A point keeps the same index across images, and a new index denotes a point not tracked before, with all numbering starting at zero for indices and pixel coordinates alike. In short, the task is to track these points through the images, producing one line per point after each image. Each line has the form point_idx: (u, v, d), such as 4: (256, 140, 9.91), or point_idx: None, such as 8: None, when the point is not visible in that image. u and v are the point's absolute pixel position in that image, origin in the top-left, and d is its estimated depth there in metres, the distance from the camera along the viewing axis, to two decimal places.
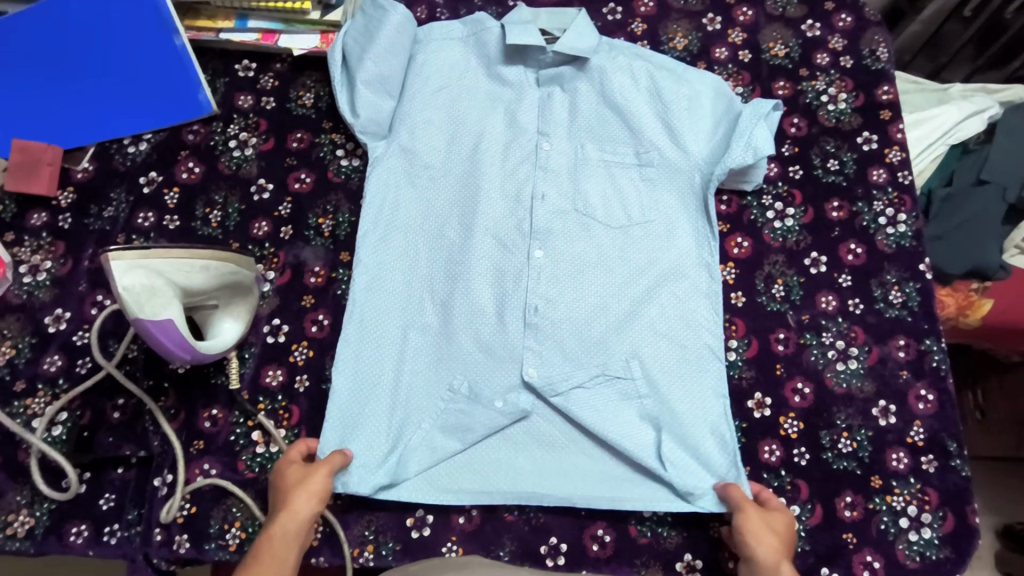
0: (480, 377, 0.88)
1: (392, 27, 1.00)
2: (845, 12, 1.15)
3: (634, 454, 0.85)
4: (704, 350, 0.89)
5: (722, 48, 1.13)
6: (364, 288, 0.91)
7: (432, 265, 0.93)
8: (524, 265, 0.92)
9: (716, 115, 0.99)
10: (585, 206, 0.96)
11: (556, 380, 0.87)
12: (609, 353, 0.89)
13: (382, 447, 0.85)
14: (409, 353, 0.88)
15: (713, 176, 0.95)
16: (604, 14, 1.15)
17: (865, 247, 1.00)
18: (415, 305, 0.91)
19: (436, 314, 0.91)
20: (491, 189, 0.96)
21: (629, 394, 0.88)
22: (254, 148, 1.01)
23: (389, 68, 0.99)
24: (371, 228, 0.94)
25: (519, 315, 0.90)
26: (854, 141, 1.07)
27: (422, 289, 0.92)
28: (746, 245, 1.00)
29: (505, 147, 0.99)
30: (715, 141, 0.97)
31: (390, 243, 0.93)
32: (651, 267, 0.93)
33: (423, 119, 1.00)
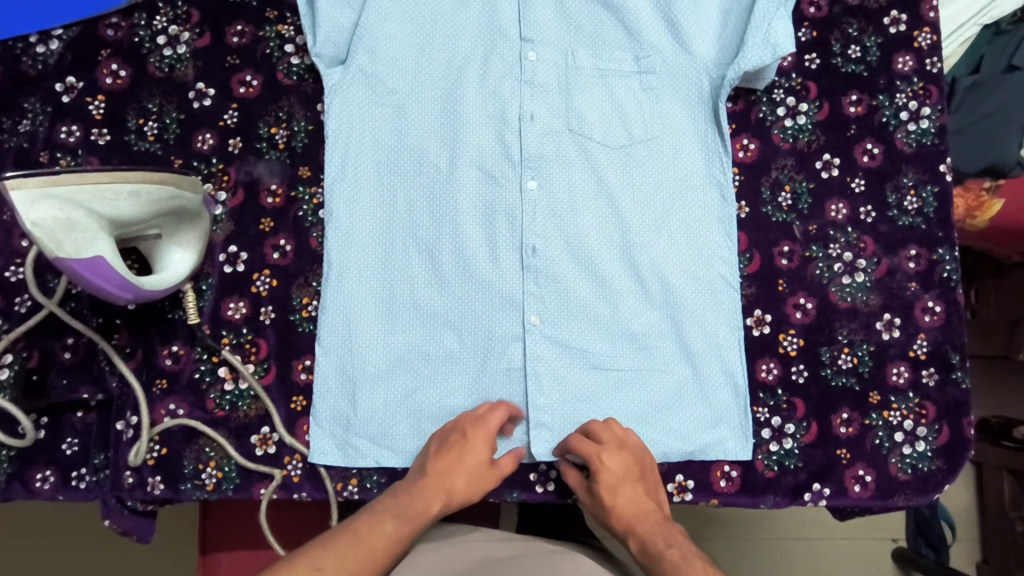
0: (478, 326, 0.82)
1: None
2: None
3: (642, 396, 0.82)
4: (717, 280, 0.85)
5: None
6: (337, 234, 0.82)
7: (413, 204, 0.84)
8: (517, 197, 0.85)
9: (725, 6, 0.89)
10: (583, 125, 0.88)
11: (561, 325, 0.83)
12: (617, 290, 0.84)
13: (373, 403, 0.80)
14: (398, 307, 0.82)
15: (725, 79, 0.87)
16: None
17: (883, 147, 0.90)
18: (400, 252, 0.83)
19: (422, 260, 0.83)
20: (474, 112, 0.88)
21: (634, 334, 0.83)
22: (189, 45, 0.87)
23: None
24: (341, 169, 0.84)
25: (515, 251, 0.84)
26: (880, 23, 0.93)
27: (405, 233, 0.83)
28: (753, 148, 0.90)
29: (485, 62, 0.90)
30: (726, 38, 0.88)
31: (363, 183, 0.84)
32: (658, 192, 0.86)
33: (387, 35, 0.88)
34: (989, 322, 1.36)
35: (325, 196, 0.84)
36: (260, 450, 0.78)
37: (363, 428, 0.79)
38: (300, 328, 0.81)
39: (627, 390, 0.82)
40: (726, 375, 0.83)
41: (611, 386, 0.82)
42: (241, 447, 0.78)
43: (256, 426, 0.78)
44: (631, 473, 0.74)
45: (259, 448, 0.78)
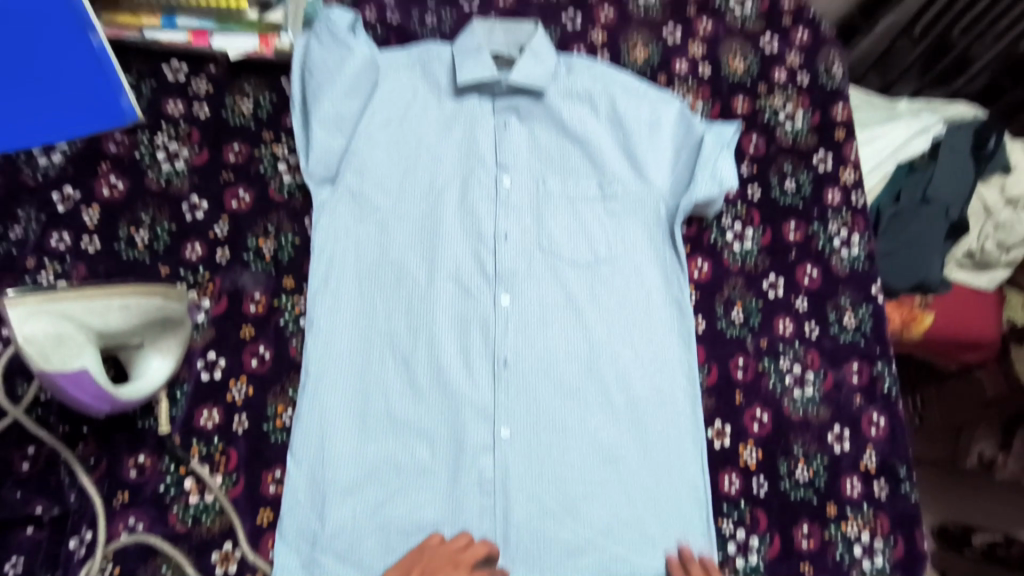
0: (450, 436, 0.84)
1: (351, 62, 0.93)
2: (802, 27, 1.15)
3: (610, 509, 0.84)
4: (678, 392, 0.90)
5: (682, 61, 1.10)
6: (314, 342, 0.85)
7: (392, 315, 0.88)
8: (490, 311, 0.90)
9: (677, 143, 1.01)
10: (552, 245, 0.96)
11: (531, 435, 0.85)
12: (585, 400, 0.88)
13: (341, 516, 0.79)
14: (372, 416, 0.83)
15: (678, 208, 0.97)
16: (562, 24, 1.10)
17: (821, 269, 1.01)
18: (376, 361, 0.85)
19: (398, 369, 0.85)
20: (451, 230, 0.95)
21: (602, 445, 0.86)
22: (186, 160, 0.93)
23: (346, 106, 0.94)
24: (324, 279, 0.89)
25: (488, 361, 0.87)
26: (810, 161, 1.07)
27: (382, 343, 0.86)
28: (706, 268, 0.99)
29: (464, 184, 0.98)
30: (679, 171, 0.99)
31: (345, 293, 0.88)
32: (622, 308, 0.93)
33: (374, 157, 0.96)
34: (935, 427, 1.50)
35: (307, 304, 0.87)
36: (219, 568, 0.76)
37: (330, 544, 0.78)
38: (272, 438, 0.81)
39: (595, 502, 0.84)
40: (690, 487, 0.86)
41: (580, 497, 0.84)
42: (201, 565, 0.76)
43: (219, 542, 0.77)
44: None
45: (220, 566, 0.76)
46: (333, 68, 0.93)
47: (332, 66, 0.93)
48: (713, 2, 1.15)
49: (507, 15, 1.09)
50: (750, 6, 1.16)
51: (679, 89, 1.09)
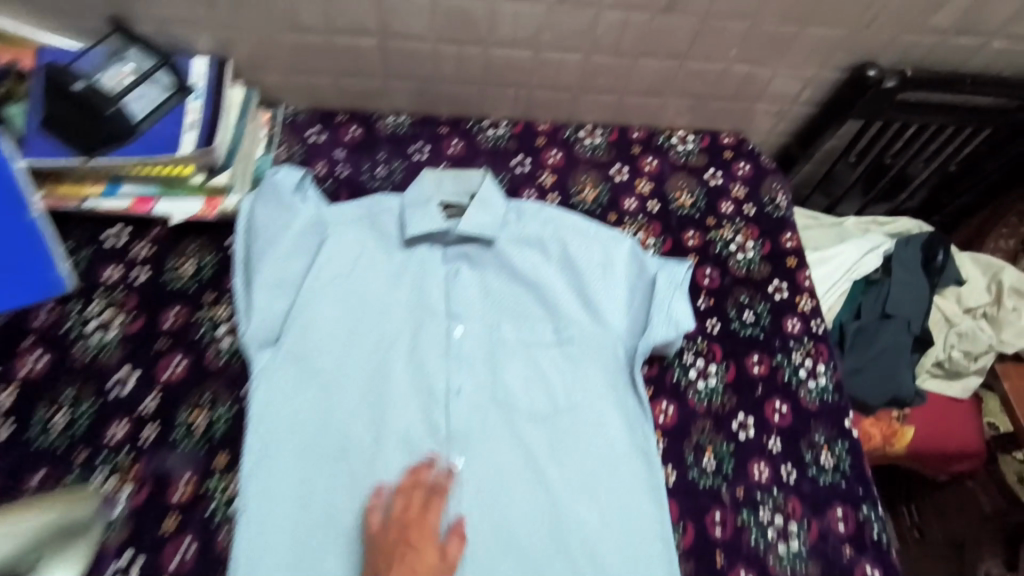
0: None
1: (293, 225, 0.94)
2: (743, 160, 1.19)
3: None
4: (650, 559, 0.83)
5: (631, 198, 1.13)
6: (247, 532, 0.79)
7: (335, 491, 0.83)
8: None
9: (631, 281, 1.00)
10: (508, 397, 0.93)
11: None
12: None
13: None
14: None
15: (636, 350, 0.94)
16: (512, 167, 1.12)
17: (791, 404, 0.97)
18: (317, 548, 0.79)
19: (341, 556, 0.79)
20: (401, 387, 0.92)
21: None
22: (119, 329, 0.89)
23: (287, 270, 0.93)
24: (262, 455, 0.83)
25: None
26: (766, 291, 1.07)
27: (324, 526, 0.81)
28: (672, 411, 0.95)
29: (414, 337, 0.95)
30: (635, 312, 0.98)
31: (285, 470, 0.83)
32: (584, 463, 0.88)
33: (320, 315, 0.93)
34: (933, 541, 1.45)
35: (241, 485, 0.81)
36: None
37: None
38: None
39: None
40: None
41: None
42: None
43: None
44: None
45: None
46: (276, 231, 0.93)
47: (275, 230, 0.93)
48: (656, 140, 1.18)
49: (457, 163, 1.11)
50: (693, 142, 1.19)
51: (630, 227, 1.10)
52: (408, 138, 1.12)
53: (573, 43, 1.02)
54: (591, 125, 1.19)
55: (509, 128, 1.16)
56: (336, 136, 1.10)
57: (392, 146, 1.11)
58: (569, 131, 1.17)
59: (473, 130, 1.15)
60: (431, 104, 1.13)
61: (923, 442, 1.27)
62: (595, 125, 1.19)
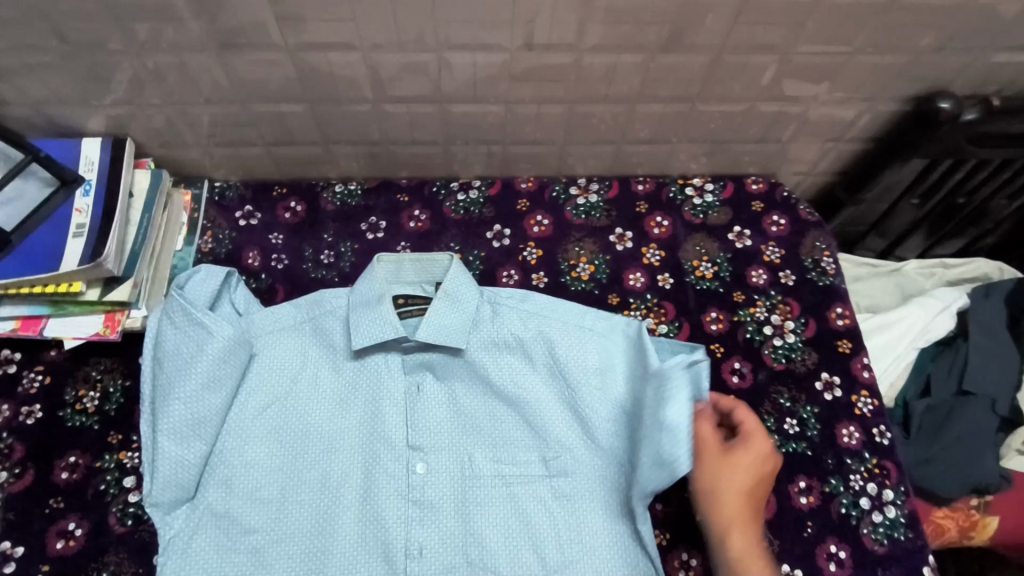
0: None
1: (210, 350, 0.74)
2: (777, 213, 0.95)
3: None
4: None
5: (636, 272, 0.91)
6: None
7: None
8: None
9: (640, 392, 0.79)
10: (485, 557, 0.73)
11: None
12: None
13: None
14: None
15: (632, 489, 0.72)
16: (488, 240, 0.91)
17: (850, 549, 0.76)
18: None
19: None
20: (350, 550, 0.73)
21: None
22: (3, 489, 0.74)
23: (205, 408, 0.73)
24: None
25: None
26: (812, 388, 0.85)
27: None
28: (695, 565, 0.75)
29: (367, 480, 0.76)
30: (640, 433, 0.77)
31: None
32: None
33: (247, 459, 0.75)
34: None
35: None
36: None
37: None
38: None
39: None
40: None
41: None
42: None
43: None
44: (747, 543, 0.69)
45: None
46: (187, 360, 0.74)
47: (185, 358, 0.74)
48: (667, 193, 0.96)
49: (420, 242, 0.91)
50: (713, 192, 0.96)
51: (636, 312, 0.88)
52: (361, 212, 0.92)
53: (551, 92, 0.80)
54: (585, 178, 0.96)
55: (483, 189, 0.95)
56: (273, 216, 0.91)
57: (341, 224, 0.92)
58: (559, 187, 0.95)
59: (439, 195, 0.94)
60: (388, 166, 0.93)
61: (1009, 537, 0.99)
62: (590, 178, 0.96)
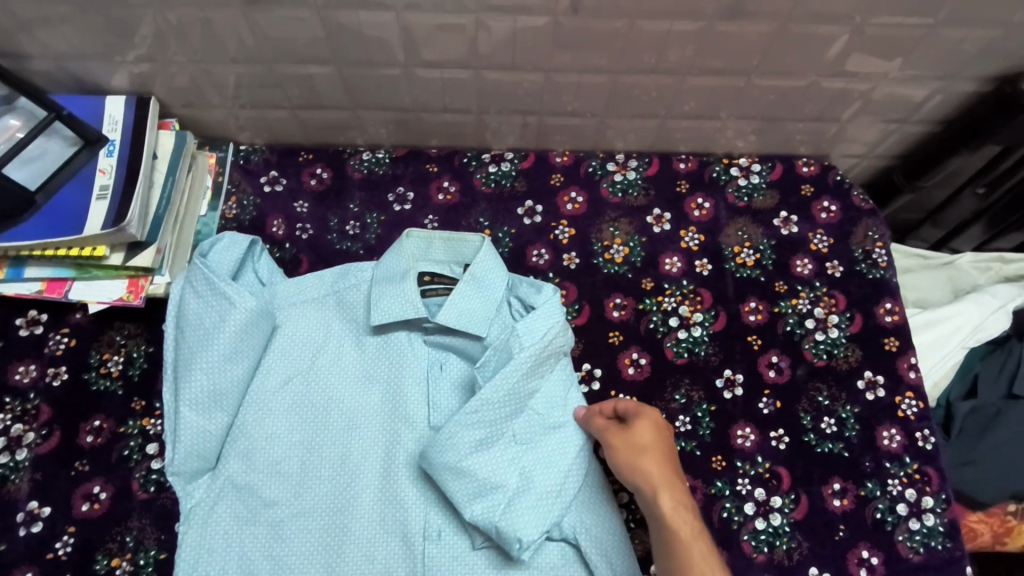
0: None
1: (231, 321, 0.73)
2: (828, 198, 0.89)
3: None
4: None
5: (673, 256, 0.86)
6: None
7: None
8: None
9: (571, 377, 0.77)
10: (514, 546, 0.68)
11: None
12: None
13: None
14: None
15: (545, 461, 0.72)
16: (518, 216, 0.87)
17: (883, 555, 0.73)
18: None
19: None
20: (369, 528, 0.72)
21: None
22: (30, 449, 0.74)
23: (226, 380, 0.72)
24: None
25: None
26: (853, 386, 0.81)
27: None
28: None
29: (387, 459, 0.74)
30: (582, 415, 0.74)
31: None
32: None
33: (268, 432, 0.74)
34: None
35: None
36: None
37: None
38: None
39: None
40: None
41: None
42: None
43: None
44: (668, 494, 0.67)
45: None
46: (209, 330, 0.73)
47: (207, 328, 0.73)
48: (710, 173, 0.90)
49: (448, 215, 0.88)
50: (760, 173, 0.90)
51: (670, 298, 0.84)
52: (388, 182, 0.89)
53: (595, 60, 0.75)
54: (623, 154, 0.91)
55: (516, 161, 0.90)
56: (298, 182, 0.89)
57: (367, 193, 0.88)
58: (596, 163, 0.90)
59: (469, 166, 0.90)
60: (417, 134, 0.90)
61: None
62: (629, 154, 0.91)
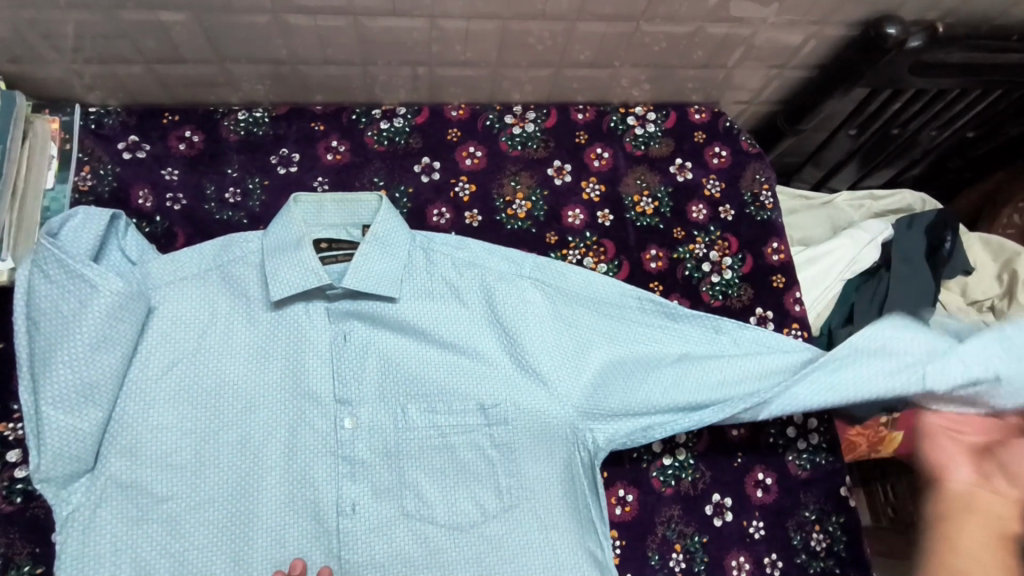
0: None
1: (95, 307, 0.65)
2: (719, 145, 0.92)
3: None
4: None
5: (576, 208, 0.86)
6: None
7: None
8: None
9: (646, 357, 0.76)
10: (460, 510, 0.71)
11: None
12: None
13: None
14: None
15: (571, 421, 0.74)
16: (416, 174, 0.84)
17: (776, 475, 0.80)
18: None
19: None
20: (278, 510, 0.68)
21: None
22: None
23: (96, 372, 0.65)
24: None
25: None
26: (746, 322, 0.85)
27: None
28: (631, 500, 0.77)
29: (292, 439, 0.71)
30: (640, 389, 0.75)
31: None
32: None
33: (154, 423, 0.68)
34: None
35: None
36: None
37: None
38: None
39: None
40: None
41: None
42: None
43: None
44: (992, 534, 0.57)
45: None
46: (68, 319, 0.64)
47: (65, 317, 0.64)
48: (607, 123, 0.90)
49: (339, 177, 0.82)
50: (655, 121, 0.91)
51: (575, 251, 0.85)
52: (270, 143, 0.82)
53: (482, 5, 0.71)
54: (521, 106, 0.89)
55: (409, 116, 0.85)
56: (165, 147, 0.79)
57: (247, 156, 0.81)
58: (493, 115, 0.87)
59: (359, 123, 0.84)
60: (299, 90, 0.82)
61: None
62: (527, 106, 0.89)
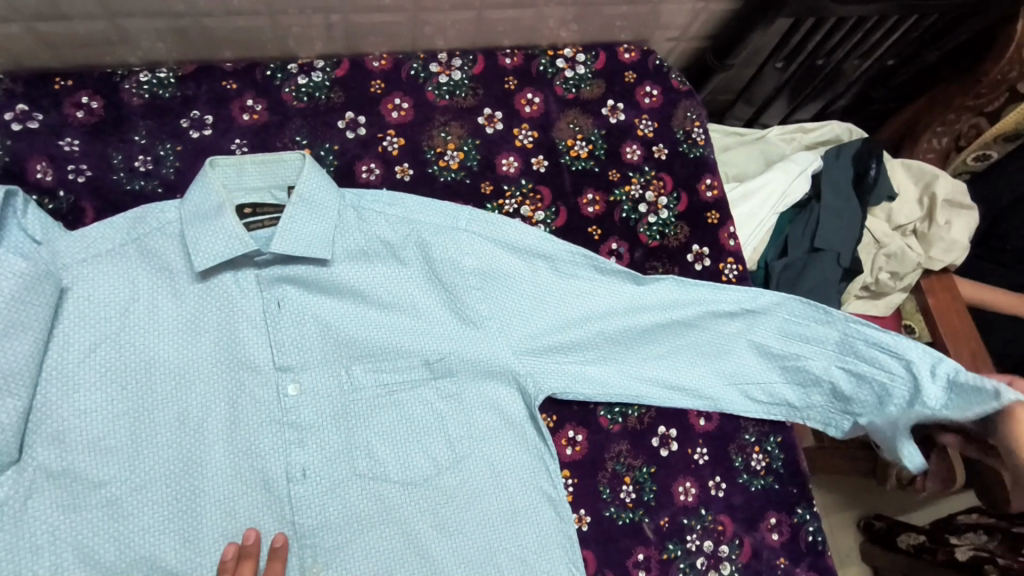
0: None
1: None
2: (650, 84, 0.91)
3: None
4: None
5: (510, 156, 0.85)
6: None
7: None
8: None
9: (534, 312, 0.77)
10: (413, 467, 0.72)
11: None
12: None
13: None
14: None
15: (486, 378, 0.75)
16: (341, 131, 0.80)
17: None
18: None
19: None
20: (226, 483, 0.67)
21: None
22: None
23: (9, 359, 0.61)
24: None
25: None
26: (684, 260, 0.87)
27: None
28: (581, 441, 0.79)
29: (233, 411, 0.69)
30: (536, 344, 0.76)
31: None
32: (477, 526, 0.72)
33: (82, 408, 0.65)
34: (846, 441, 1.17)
35: None
36: None
37: None
38: None
39: None
40: None
41: None
42: None
43: None
44: None
45: None
46: None
47: None
48: (537, 66, 0.88)
49: (258, 137, 0.78)
50: (585, 63, 0.90)
51: (511, 200, 0.84)
52: (178, 105, 0.76)
53: None
54: (446, 53, 0.85)
55: (328, 70, 0.81)
56: (58, 114, 0.73)
57: (154, 121, 0.76)
58: (417, 64, 0.84)
59: (275, 79, 0.79)
60: (204, 45, 0.77)
61: None
62: (452, 53, 0.86)
